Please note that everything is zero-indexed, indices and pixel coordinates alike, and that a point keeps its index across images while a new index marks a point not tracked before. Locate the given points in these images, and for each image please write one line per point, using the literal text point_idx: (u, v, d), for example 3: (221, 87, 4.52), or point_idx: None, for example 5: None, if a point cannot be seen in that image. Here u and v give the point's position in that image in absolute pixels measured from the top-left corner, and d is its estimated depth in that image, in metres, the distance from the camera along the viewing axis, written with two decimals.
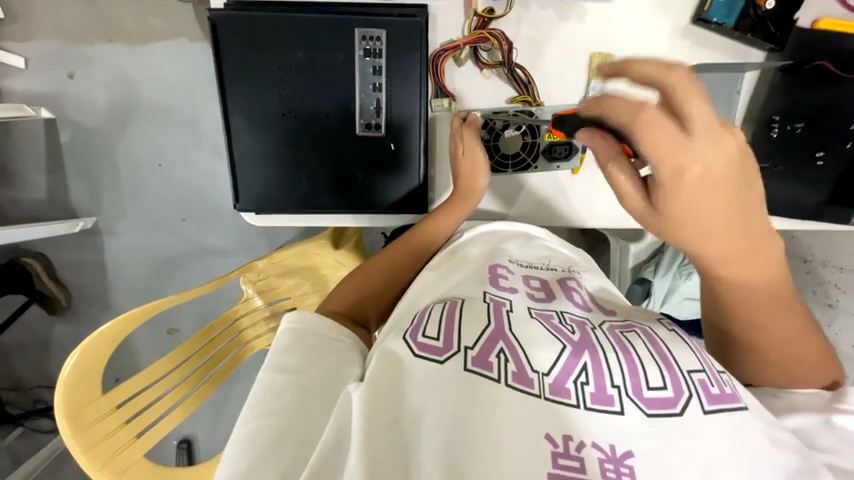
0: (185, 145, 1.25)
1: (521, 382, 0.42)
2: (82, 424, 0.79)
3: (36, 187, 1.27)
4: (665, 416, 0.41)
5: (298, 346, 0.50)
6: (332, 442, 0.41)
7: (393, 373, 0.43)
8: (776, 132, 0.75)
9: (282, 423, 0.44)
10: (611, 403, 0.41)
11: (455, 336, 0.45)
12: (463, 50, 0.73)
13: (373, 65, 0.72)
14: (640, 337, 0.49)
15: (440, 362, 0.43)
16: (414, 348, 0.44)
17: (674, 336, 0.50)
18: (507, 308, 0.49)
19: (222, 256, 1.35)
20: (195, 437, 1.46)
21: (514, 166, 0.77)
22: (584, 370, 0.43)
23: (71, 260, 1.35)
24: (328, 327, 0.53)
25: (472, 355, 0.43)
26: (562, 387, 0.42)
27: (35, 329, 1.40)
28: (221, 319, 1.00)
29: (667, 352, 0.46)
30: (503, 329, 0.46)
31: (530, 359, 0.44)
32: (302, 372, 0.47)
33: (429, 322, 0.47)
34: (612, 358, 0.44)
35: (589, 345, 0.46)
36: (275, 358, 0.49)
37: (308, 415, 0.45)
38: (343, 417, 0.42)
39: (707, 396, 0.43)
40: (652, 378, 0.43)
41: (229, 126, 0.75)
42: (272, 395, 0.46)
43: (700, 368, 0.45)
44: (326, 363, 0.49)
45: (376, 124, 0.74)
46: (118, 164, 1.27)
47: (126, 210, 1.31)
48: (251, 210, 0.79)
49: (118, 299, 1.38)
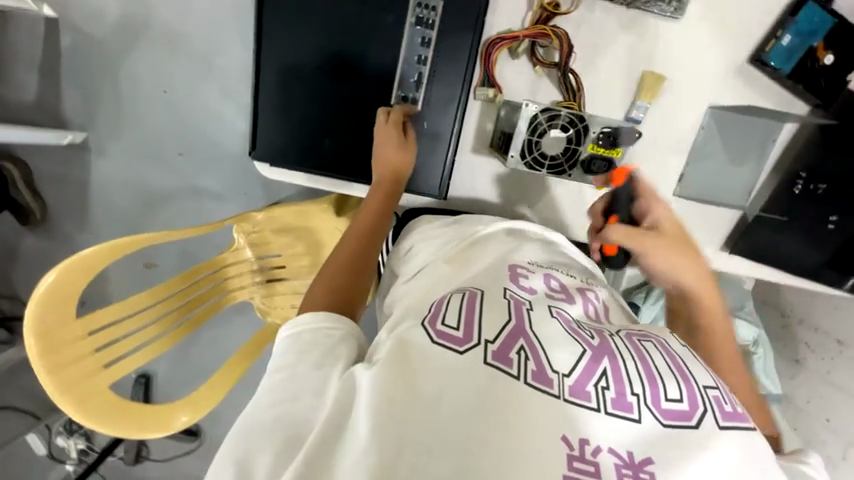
0: (195, 77, 1.17)
1: (540, 382, 0.41)
2: (49, 341, 0.76)
3: (26, 88, 1.19)
4: (680, 428, 0.41)
5: (295, 345, 0.49)
6: (335, 418, 0.41)
7: (403, 362, 0.43)
8: (798, 189, 0.77)
9: (280, 411, 0.42)
10: (631, 410, 0.41)
11: (475, 329, 0.44)
12: (520, 42, 0.69)
13: (423, 35, 0.68)
14: (657, 346, 0.48)
15: (460, 353, 0.42)
16: (432, 335, 0.44)
17: (688, 352, 0.50)
18: (527, 307, 0.48)
19: (216, 200, 1.30)
20: (155, 374, 1.45)
21: (549, 168, 0.73)
22: (604, 375, 0.43)
23: (52, 173, 1.28)
24: (322, 320, 0.51)
25: (492, 350, 0.43)
26: (582, 390, 0.41)
27: (5, 235, 1.34)
28: (208, 263, 1.01)
29: (684, 366, 0.46)
30: (524, 326, 0.45)
31: (550, 360, 0.43)
32: (296, 364, 0.46)
33: (448, 311, 0.46)
34: (631, 367, 0.44)
35: (609, 352, 0.45)
36: (272, 359, 0.48)
37: (303, 397, 0.43)
38: (346, 400, 0.42)
39: (722, 412, 0.43)
40: (670, 390, 0.43)
41: (258, 68, 0.71)
42: (270, 390, 0.45)
43: (714, 385, 0.45)
44: (319, 356, 0.47)
45: (414, 98, 0.71)
46: (118, 82, 1.18)
47: (119, 132, 1.23)
48: (264, 161, 0.76)
49: (98, 222, 1.32)
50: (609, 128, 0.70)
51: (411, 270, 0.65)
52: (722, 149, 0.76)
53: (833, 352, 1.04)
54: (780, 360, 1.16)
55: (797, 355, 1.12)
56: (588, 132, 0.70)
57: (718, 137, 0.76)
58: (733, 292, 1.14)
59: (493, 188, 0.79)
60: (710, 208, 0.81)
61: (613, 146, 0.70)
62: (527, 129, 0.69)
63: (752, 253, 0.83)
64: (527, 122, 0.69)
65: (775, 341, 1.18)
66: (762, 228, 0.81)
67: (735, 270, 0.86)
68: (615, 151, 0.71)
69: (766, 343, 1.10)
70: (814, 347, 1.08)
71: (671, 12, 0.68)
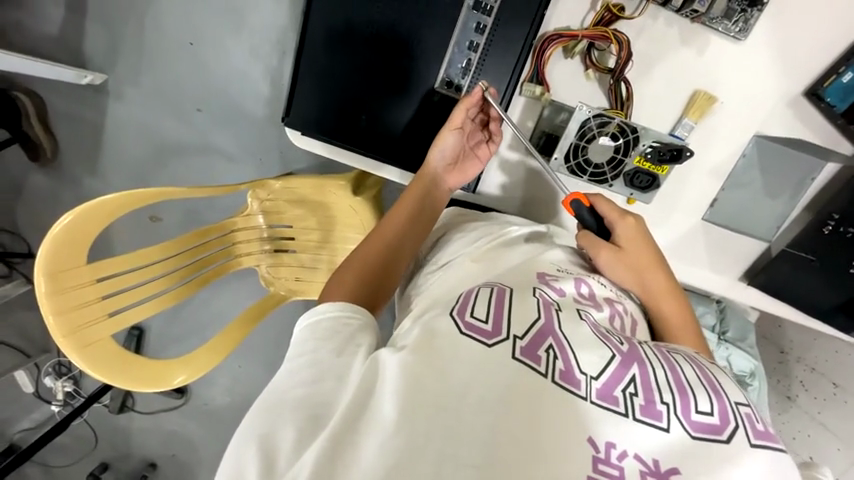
0: (226, 32, 1.13)
1: (568, 381, 0.41)
2: (59, 283, 0.75)
3: (50, 20, 1.15)
4: (709, 441, 0.40)
5: (313, 332, 0.48)
6: (359, 399, 0.40)
7: (433, 346, 0.42)
8: (828, 231, 0.75)
9: (305, 394, 0.42)
10: (660, 419, 0.41)
11: (504, 323, 0.44)
12: (578, 42, 0.66)
13: (478, 21, 0.66)
14: (686, 360, 0.48)
15: (489, 345, 0.42)
16: (461, 326, 0.44)
17: (716, 368, 0.49)
18: (555, 308, 0.48)
19: (228, 161, 1.27)
20: (149, 328, 1.45)
21: (591, 176, 0.73)
22: (632, 381, 0.42)
23: (66, 111, 1.24)
24: (337, 310, 0.51)
25: (521, 345, 0.43)
26: (610, 394, 0.41)
27: (13, 169, 1.32)
28: (218, 225, 1.00)
29: (715, 380, 0.45)
30: (553, 326, 0.45)
31: (580, 361, 0.43)
32: (315, 351, 0.46)
33: (478, 302, 0.47)
34: (660, 376, 0.43)
35: (638, 359, 0.45)
36: (292, 348, 0.47)
37: (324, 381, 0.43)
38: (369, 383, 0.41)
39: (754, 430, 0.42)
40: (700, 403, 0.42)
41: (305, 32, 0.69)
42: (289, 377, 0.44)
43: (746, 402, 0.44)
44: (339, 343, 0.47)
45: (458, 85, 0.70)
46: (145, 26, 1.14)
47: (141, 79, 1.20)
48: (297, 129, 0.74)
49: (107, 168, 1.30)
50: (659, 143, 0.70)
51: (438, 261, 0.64)
52: (758, 179, 0.75)
53: (827, 392, 1.05)
54: (771, 394, 1.17)
55: (789, 391, 1.14)
56: (636, 144, 0.70)
57: (757, 167, 0.75)
58: (737, 322, 1.15)
59: (519, 187, 0.79)
60: (735, 236, 0.81)
61: (662, 162, 0.70)
62: (577, 130, 0.69)
63: (769, 288, 0.82)
64: (578, 125, 0.68)
65: (769, 376, 1.19)
66: (787, 263, 0.79)
67: (748, 301, 0.86)
68: (661, 167, 0.71)
69: (762, 375, 1.10)
70: (808, 386, 1.09)
71: (736, 32, 0.67)
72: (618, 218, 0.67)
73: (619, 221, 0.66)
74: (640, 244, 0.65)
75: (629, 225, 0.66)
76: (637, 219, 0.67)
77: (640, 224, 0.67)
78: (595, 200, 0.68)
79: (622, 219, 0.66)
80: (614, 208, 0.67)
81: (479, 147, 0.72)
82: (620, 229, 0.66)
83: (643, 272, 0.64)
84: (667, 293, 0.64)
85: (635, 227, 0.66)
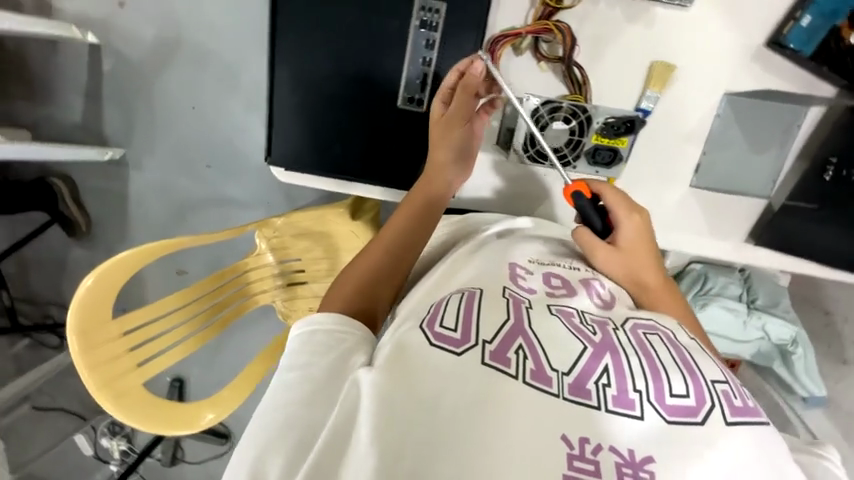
0: (221, 92, 1.24)
1: (540, 381, 0.42)
2: (91, 339, 0.82)
3: (74, 111, 1.30)
4: (685, 424, 0.41)
5: (303, 350, 0.48)
6: (342, 424, 0.41)
7: (408, 361, 0.43)
8: (829, 175, 0.73)
9: (287, 417, 0.43)
10: (633, 407, 0.41)
11: (473, 328, 0.45)
12: (524, 39, 0.70)
13: (427, 38, 0.71)
14: (663, 341, 0.48)
15: (458, 354, 0.43)
16: (431, 337, 0.44)
17: (696, 346, 0.50)
18: (526, 306, 0.49)
19: (237, 208, 1.36)
20: (188, 378, 1.52)
21: (553, 160, 0.75)
22: (605, 372, 0.43)
23: (95, 187, 1.38)
24: (334, 320, 0.51)
25: (490, 349, 0.44)
26: (583, 388, 0.42)
27: (54, 247, 1.46)
28: (230, 268, 1.05)
29: (691, 360, 0.45)
30: (523, 325, 0.46)
31: (550, 358, 0.44)
32: (306, 368, 0.46)
33: (447, 311, 0.47)
34: (634, 362, 0.44)
35: (611, 348, 0.45)
36: (283, 359, 0.48)
37: (311, 407, 0.44)
38: (353, 408, 0.41)
39: (729, 407, 0.42)
40: (674, 386, 0.43)
41: (273, 77, 0.75)
42: (280, 393, 0.46)
43: (723, 379, 0.45)
44: (328, 362, 0.47)
45: (419, 99, 0.74)
46: (153, 101, 1.27)
47: (155, 147, 1.32)
48: (281, 166, 0.79)
49: (135, 233, 1.42)
50: (611, 118, 0.72)
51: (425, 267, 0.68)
52: (740, 137, 0.74)
53: None
54: (824, 361, 1.08)
55: (843, 355, 1.04)
56: (590, 123, 0.72)
57: (735, 124, 0.73)
58: (765, 288, 1.07)
59: (504, 186, 0.78)
60: (733, 199, 0.78)
61: (618, 136, 0.72)
62: (529, 118, 0.72)
63: (783, 245, 0.78)
64: (528, 115, 0.72)
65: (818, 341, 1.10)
66: (791, 216, 0.76)
67: (763, 264, 0.81)
68: (620, 140, 0.72)
69: (806, 340, 1.02)
70: None
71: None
72: (623, 212, 0.66)
73: (624, 216, 0.66)
74: (644, 242, 0.65)
75: (633, 221, 0.65)
76: (642, 216, 0.67)
77: (644, 221, 0.66)
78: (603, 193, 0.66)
79: (628, 214, 0.66)
80: (620, 203, 0.66)
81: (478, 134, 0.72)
82: (626, 225, 0.65)
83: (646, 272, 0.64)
84: (670, 294, 0.64)
85: (639, 224, 0.66)
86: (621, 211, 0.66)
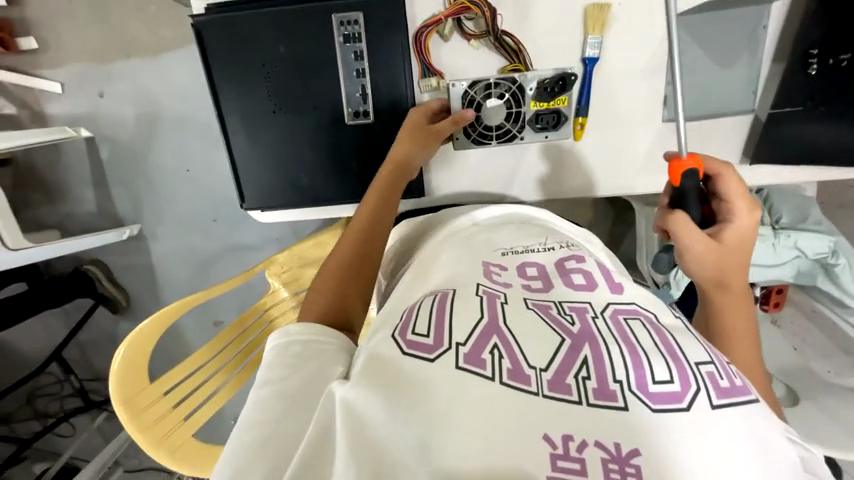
0: (206, 149, 1.23)
1: (517, 379, 0.41)
2: (133, 407, 0.81)
3: (86, 200, 1.30)
4: (671, 411, 0.39)
5: (282, 358, 0.52)
6: (317, 435, 0.43)
7: (382, 371, 0.44)
8: (814, 69, 0.66)
9: (264, 432, 0.46)
10: (614, 398, 0.39)
11: (446, 333, 0.45)
12: (445, 23, 0.70)
13: (354, 50, 0.71)
14: (644, 324, 0.45)
15: (432, 359, 0.43)
16: (403, 345, 0.45)
17: (681, 328, 0.47)
18: (502, 301, 0.48)
19: (255, 251, 1.33)
20: None
21: (499, 138, 0.74)
22: (584, 364, 0.41)
23: (123, 264, 1.38)
24: (309, 330, 0.54)
25: (465, 352, 0.43)
26: (561, 383, 0.41)
27: (91, 340, 1.48)
28: (251, 309, 0.98)
29: (674, 344, 0.43)
30: (498, 322, 0.45)
31: (526, 355, 0.43)
32: (285, 381, 0.49)
33: (420, 317, 0.47)
34: (614, 352, 0.42)
35: (589, 337, 0.43)
36: (262, 371, 0.51)
37: (289, 420, 0.47)
38: (327, 418, 0.44)
39: (717, 390, 0.40)
40: (657, 372, 0.41)
41: (226, 127, 0.78)
42: (260, 408, 0.48)
43: (708, 360, 0.43)
44: (307, 374, 0.50)
45: (365, 111, 0.74)
46: (150, 174, 1.27)
47: (164, 215, 1.31)
48: (256, 208, 0.82)
49: (168, 297, 1.40)
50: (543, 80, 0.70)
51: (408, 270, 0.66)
52: (704, 56, 0.69)
53: None
54: None
55: None
56: (525, 91, 0.71)
57: (695, 44, 0.68)
58: (789, 205, 0.94)
59: (474, 173, 0.78)
60: (717, 122, 0.73)
61: (555, 96, 0.71)
62: (461, 105, 0.72)
63: (790, 154, 0.72)
64: (460, 100, 0.72)
65: None
66: (783, 125, 0.70)
67: (767, 179, 0.76)
68: (559, 100, 0.71)
69: (847, 248, 0.89)
70: None
71: None
72: (730, 202, 0.60)
73: (728, 208, 0.60)
74: (746, 244, 0.59)
75: (743, 218, 0.59)
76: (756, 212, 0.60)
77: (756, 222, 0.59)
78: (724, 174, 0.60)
79: (736, 207, 0.59)
80: (734, 194, 0.60)
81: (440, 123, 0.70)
82: (726, 218, 0.60)
83: (727, 273, 0.59)
84: (744, 301, 0.60)
85: (748, 224, 0.59)
86: (726, 201, 0.60)
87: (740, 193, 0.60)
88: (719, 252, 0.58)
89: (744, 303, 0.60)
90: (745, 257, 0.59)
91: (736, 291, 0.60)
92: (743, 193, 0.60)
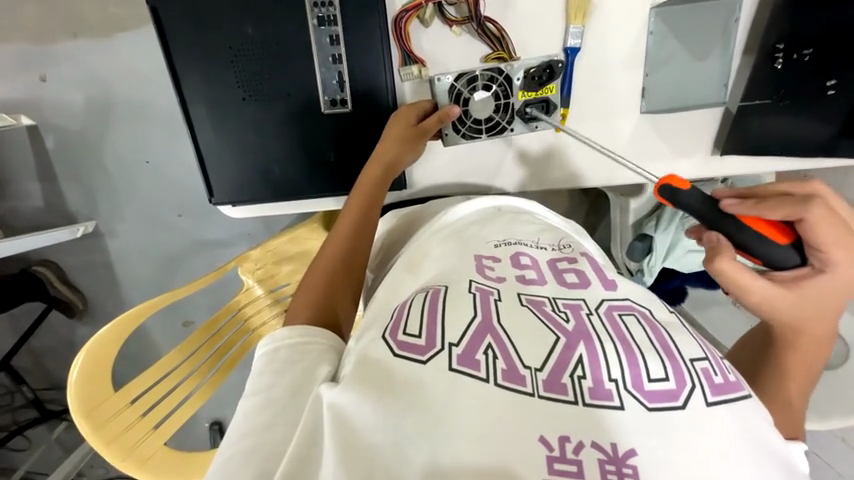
0: (168, 139, 1.14)
1: (512, 380, 0.41)
2: (96, 419, 0.75)
3: (31, 196, 1.18)
4: (667, 410, 0.40)
5: (268, 364, 0.49)
6: (304, 446, 0.41)
7: (372, 373, 0.43)
8: (780, 64, 0.69)
9: (250, 444, 0.44)
10: (610, 397, 0.40)
11: (438, 334, 0.44)
12: (426, 8, 0.67)
13: (329, 34, 0.67)
14: (639, 321, 0.46)
15: (424, 361, 0.42)
16: (394, 347, 0.43)
17: (675, 322, 0.49)
18: (495, 297, 0.47)
19: (226, 246, 1.27)
20: (226, 419, 1.42)
21: (489, 130, 0.72)
22: (580, 363, 0.42)
23: (79, 264, 1.27)
24: (298, 332, 0.52)
25: (458, 353, 0.42)
26: (557, 383, 0.41)
27: (46, 345, 1.36)
28: (223, 309, 0.92)
29: (670, 341, 0.44)
30: (491, 321, 0.44)
31: (521, 355, 0.42)
32: (271, 387, 0.47)
33: (412, 317, 0.46)
34: (609, 350, 0.42)
35: (585, 335, 0.44)
36: (250, 381, 0.48)
37: (275, 428, 0.44)
38: (315, 420, 0.43)
39: (711, 387, 0.42)
40: (653, 370, 0.42)
41: (190, 116, 0.72)
42: (246, 417, 0.46)
43: (703, 357, 0.44)
44: (293, 378, 0.47)
45: (342, 99, 0.71)
46: (106, 167, 1.16)
47: (123, 211, 1.21)
48: (227, 203, 0.78)
49: (132, 298, 1.31)
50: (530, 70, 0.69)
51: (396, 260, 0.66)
52: (679, 48, 0.70)
53: None
54: None
55: None
56: (512, 82, 0.69)
57: (671, 36, 0.70)
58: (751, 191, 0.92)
59: (456, 166, 0.76)
60: (690, 115, 0.75)
61: (543, 84, 0.70)
62: (448, 101, 0.70)
63: (758, 145, 0.75)
64: (447, 94, 0.70)
65: None
66: (749, 118, 0.73)
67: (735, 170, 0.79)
68: (547, 88, 0.70)
69: None
70: None
71: None
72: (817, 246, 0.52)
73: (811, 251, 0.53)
74: (842, 288, 0.53)
75: (829, 264, 0.52)
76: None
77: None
78: (812, 219, 0.51)
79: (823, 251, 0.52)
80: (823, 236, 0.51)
81: (425, 120, 0.68)
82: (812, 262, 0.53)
83: (806, 314, 0.55)
84: (819, 337, 0.56)
85: (838, 270, 0.52)
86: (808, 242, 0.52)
87: (832, 235, 0.51)
88: (792, 294, 0.54)
89: (817, 342, 0.57)
90: (835, 301, 0.54)
91: (814, 330, 0.56)
92: (838, 236, 0.51)
